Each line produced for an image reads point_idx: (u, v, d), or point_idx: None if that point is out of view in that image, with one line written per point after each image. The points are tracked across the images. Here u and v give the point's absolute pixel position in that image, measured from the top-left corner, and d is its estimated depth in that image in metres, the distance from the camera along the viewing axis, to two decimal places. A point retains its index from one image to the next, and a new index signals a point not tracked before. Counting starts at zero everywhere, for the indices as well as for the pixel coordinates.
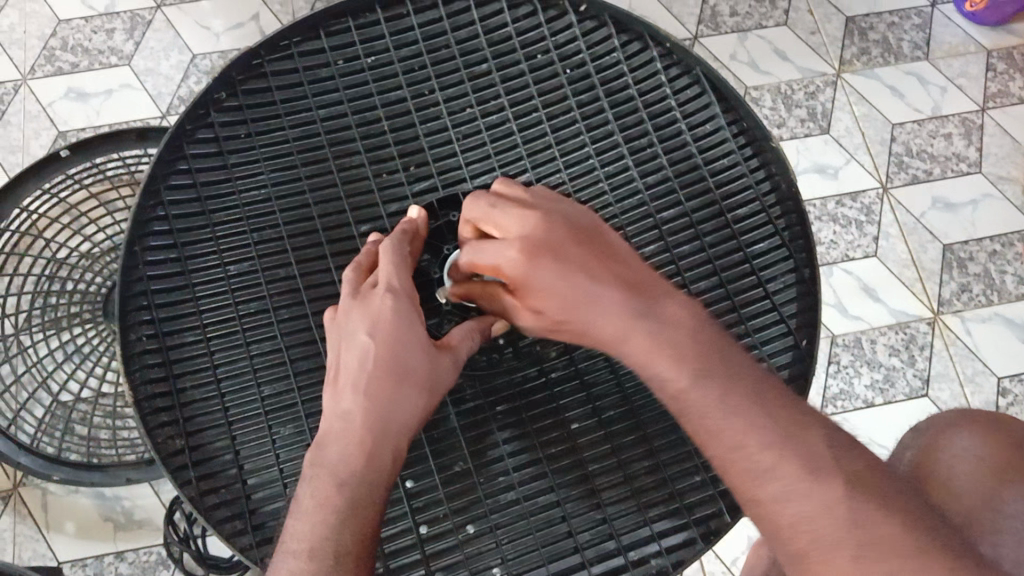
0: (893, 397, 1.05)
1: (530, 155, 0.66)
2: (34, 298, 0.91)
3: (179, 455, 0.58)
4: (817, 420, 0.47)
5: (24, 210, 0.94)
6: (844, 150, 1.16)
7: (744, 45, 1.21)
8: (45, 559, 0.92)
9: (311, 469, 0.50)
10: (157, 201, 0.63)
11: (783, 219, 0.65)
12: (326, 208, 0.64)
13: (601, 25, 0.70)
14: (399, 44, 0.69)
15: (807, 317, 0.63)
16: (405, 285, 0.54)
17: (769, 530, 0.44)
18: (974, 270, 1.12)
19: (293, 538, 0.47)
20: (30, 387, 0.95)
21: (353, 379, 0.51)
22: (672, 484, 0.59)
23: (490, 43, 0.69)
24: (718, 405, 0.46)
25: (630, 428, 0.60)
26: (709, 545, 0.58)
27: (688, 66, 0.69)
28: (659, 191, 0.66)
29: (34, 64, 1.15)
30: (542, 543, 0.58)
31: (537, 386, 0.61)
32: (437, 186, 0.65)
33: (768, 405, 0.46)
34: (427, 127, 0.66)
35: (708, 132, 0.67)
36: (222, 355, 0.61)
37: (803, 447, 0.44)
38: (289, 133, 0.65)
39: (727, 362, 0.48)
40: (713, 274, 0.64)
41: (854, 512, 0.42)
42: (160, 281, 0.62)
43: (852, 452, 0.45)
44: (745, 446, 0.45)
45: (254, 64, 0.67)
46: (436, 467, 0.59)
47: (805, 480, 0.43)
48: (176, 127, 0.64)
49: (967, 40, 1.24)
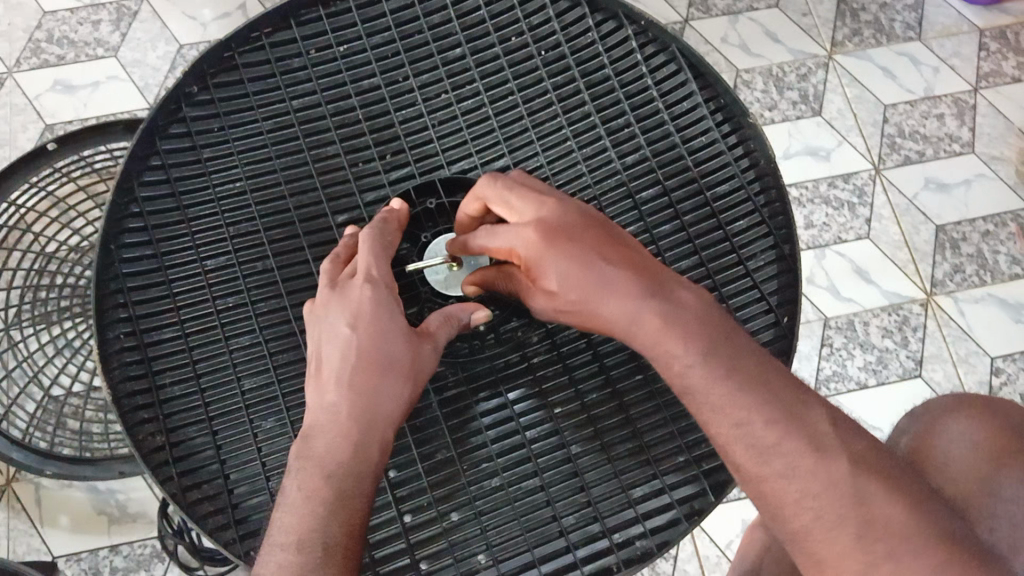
0: (886, 378, 1.05)
1: (506, 139, 0.66)
2: (24, 291, 0.91)
3: (160, 453, 0.58)
4: (819, 399, 0.48)
5: (14, 204, 0.94)
6: (836, 132, 1.16)
7: (735, 28, 1.20)
8: (40, 553, 0.92)
9: (297, 462, 0.49)
10: (130, 198, 0.62)
11: (763, 196, 0.65)
12: (302, 198, 0.63)
13: (575, 5, 0.69)
14: (370, 32, 0.68)
15: (789, 297, 0.63)
16: (385, 277, 0.54)
17: (771, 503, 0.45)
18: (967, 251, 1.11)
19: (282, 531, 0.47)
20: (22, 381, 0.95)
21: (336, 372, 0.51)
22: (656, 465, 0.59)
23: (462, 26, 0.69)
24: (725, 385, 0.46)
25: (614, 411, 0.60)
26: (693, 524, 0.58)
27: (665, 43, 0.68)
28: (639, 171, 0.65)
29: (20, 57, 1.14)
30: (527, 529, 0.57)
31: (519, 370, 0.61)
32: (414, 174, 0.65)
33: (774, 385, 0.47)
34: (401, 114, 0.66)
35: (686, 110, 0.67)
36: (201, 350, 0.60)
37: (807, 427, 0.46)
38: (262, 124, 0.65)
39: (736, 344, 0.48)
40: (695, 255, 0.63)
41: (858, 491, 0.44)
42: (137, 278, 0.61)
43: (854, 431, 0.47)
44: (750, 423, 0.45)
45: (224, 57, 0.66)
46: (419, 456, 0.59)
47: (808, 459, 0.45)
48: (148, 121, 0.63)
49: (959, 20, 1.23)
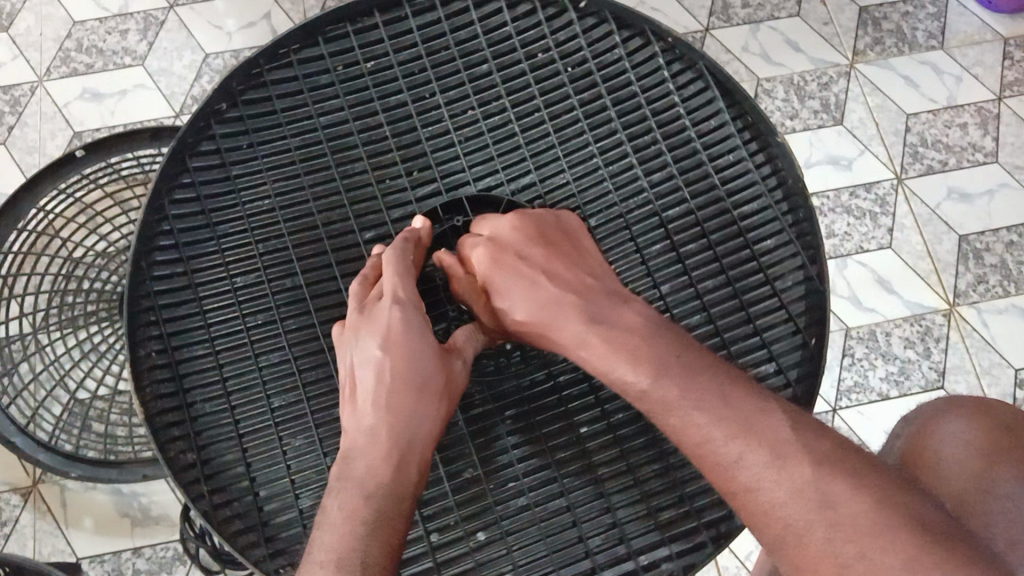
0: (908, 390, 1.04)
1: (532, 156, 0.66)
2: (51, 296, 0.92)
3: (191, 471, 0.59)
4: (782, 405, 0.49)
5: (42, 211, 0.95)
6: (858, 141, 1.15)
7: (756, 37, 1.20)
8: (64, 555, 0.93)
9: (337, 485, 0.50)
10: (160, 216, 0.63)
11: (791, 215, 0.65)
12: (330, 215, 0.64)
13: (602, 22, 0.69)
14: (398, 48, 0.69)
15: (817, 315, 0.62)
16: (413, 298, 0.56)
17: (753, 519, 0.46)
18: (991, 261, 1.10)
19: (321, 550, 0.47)
20: (49, 385, 0.97)
21: (372, 396, 0.52)
22: (683, 488, 0.59)
23: (490, 43, 0.69)
24: (681, 402, 0.49)
25: (639, 429, 0.60)
26: (720, 547, 0.57)
27: (691, 60, 0.68)
28: (664, 189, 0.65)
29: (50, 65, 1.16)
30: (553, 549, 0.58)
31: (546, 389, 0.61)
32: (440, 191, 0.65)
33: (733, 396, 0.48)
34: (429, 131, 0.67)
35: (713, 127, 0.67)
36: (231, 369, 0.61)
37: (766, 437, 0.46)
38: (291, 142, 0.66)
39: (688, 358, 0.51)
40: (722, 273, 0.64)
41: (821, 494, 0.44)
42: (168, 297, 0.62)
43: (820, 436, 0.47)
44: (710, 441, 0.47)
45: (252, 73, 0.67)
46: (446, 475, 0.59)
47: (771, 467, 0.45)
48: (178, 139, 0.64)
49: (983, 29, 1.22)
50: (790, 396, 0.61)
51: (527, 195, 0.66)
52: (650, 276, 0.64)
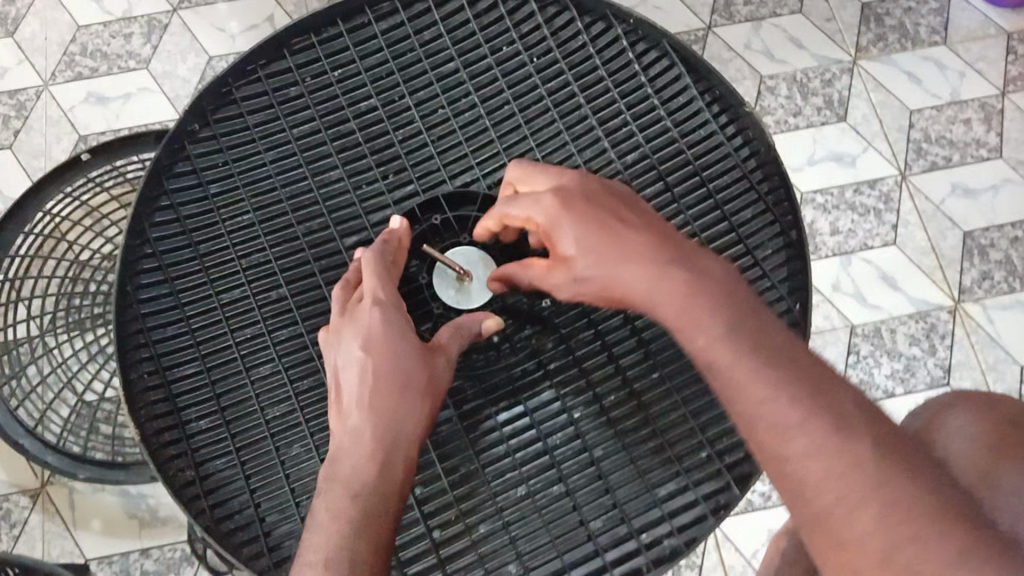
0: (913, 387, 1.04)
1: (506, 148, 0.66)
2: (57, 300, 0.93)
3: (191, 487, 0.59)
4: (846, 385, 0.48)
5: (47, 214, 0.96)
6: (861, 137, 1.15)
7: (759, 34, 1.20)
8: (73, 556, 0.94)
9: (324, 485, 0.50)
10: (143, 240, 0.64)
11: (767, 184, 0.65)
12: (311, 226, 0.65)
13: (563, 11, 0.69)
14: (364, 54, 0.69)
15: (801, 288, 0.63)
16: (392, 296, 0.56)
17: (793, 485, 0.44)
18: (996, 257, 1.10)
19: (309, 550, 0.47)
20: (56, 387, 0.97)
21: (356, 396, 0.52)
22: (679, 462, 0.59)
23: (454, 41, 0.69)
24: (749, 360, 0.47)
25: (633, 411, 0.60)
26: (719, 519, 0.58)
27: (655, 39, 0.68)
28: (639, 169, 0.65)
29: (55, 70, 1.17)
30: (555, 534, 0.58)
31: (536, 377, 0.61)
32: (417, 191, 0.66)
33: (800, 365, 0.47)
34: (402, 133, 0.67)
35: (681, 104, 0.67)
36: (222, 382, 0.62)
37: (830, 407, 0.45)
38: (266, 156, 0.66)
39: (761, 327, 0.49)
40: (702, 248, 0.64)
41: (879, 472, 0.43)
42: (155, 318, 0.63)
43: (879, 419, 0.46)
44: (774, 399, 0.45)
45: (223, 92, 0.67)
46: (442, 470, 0.59)
47: (831, 437, 0.44)
48: (153, 163, 0.65)
49: (986, 24, 1.22)
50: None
51: None
52: None
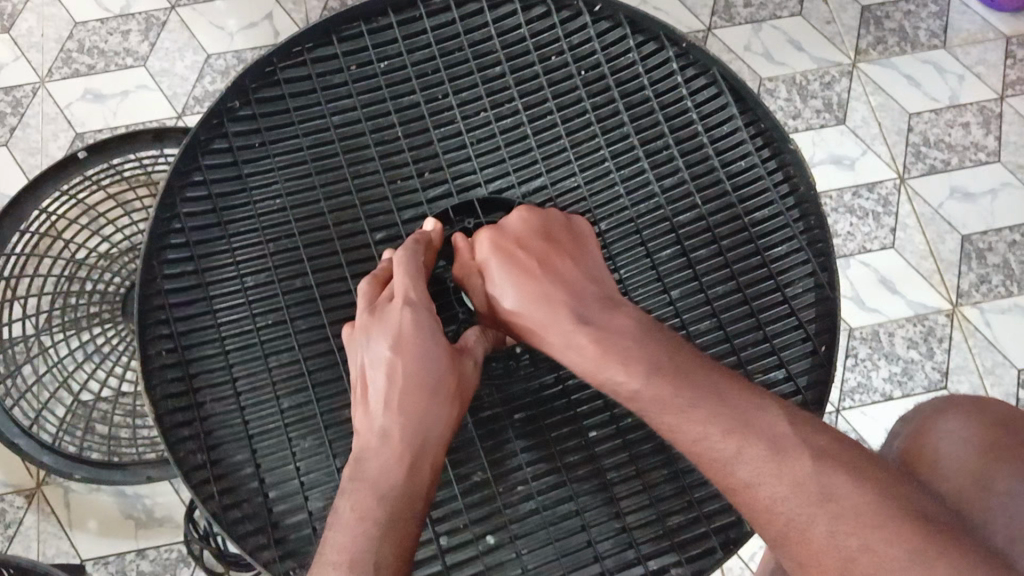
0: (911, 391, 1.05)
1: (544, 160, 0.66)
2: (53, 298, 0.92)
3: (200, 473, 0.58)
4: (779, 405, 0.50)
5: (43, 213, 0.95)
6: (860, 141, 1.15)
7: (758, 36, 1.20)
8: (68, 556, 0.93)
9: (349, 485, 0.50)
10: (173, 214, 0.63)
11: (802, 222, 0.65)
12: (340, 216, 0.64)
13: (616, 25, 0.69)
14: (412, 48, 0.68)
15: (829, 324, 0.63)
16: (423, 300, 0.56)
17: (755, 513, 0.47)
18: (994, 261, 1.10)
19: (333, 549, 0.46)
20: (52, 386, 0.97)
21: (384, 397, 0.52)
22: (691, 492, 0.59)
23: (503, 44, 0.69)
24: (675, 400, 0.50)
25: (649, 436, 0.60)
26: (728, 553, 0.58)
27: (706, 66, 0.68)
28: (677, 194, 0.65)
29: (51, 67, 1.16)
30: (562, 553, 0.58)
31: (554, 393, 0.61)
32: (452, 192, 0.65)
33: (726, 395, 0.50)
34: (441, 132, 0.66)
35: (726, 133, 0.67)
36: (242, 368, 0.61)
37: (761, 431, 0.48)
38: (303, 141, 0.65)
39: (682, 360, 0.52)
40: (733, 280, 0.64)
41: (819, 487, 0.45)
42: (178, 294, 0.62)
43: (817, 434, 0.48)
44: (706, 436, 0.48)
45: (266, 71, 0.66)
46: (455, 478, 0.59)
47: (769, 462, 0.47)
48: (191, 137, 0.64)
49: (985, 27, 1.22)
50: (800, 401, 0.61)
51: (538, 198, 0.66)
52: (661, 280, 0.64)
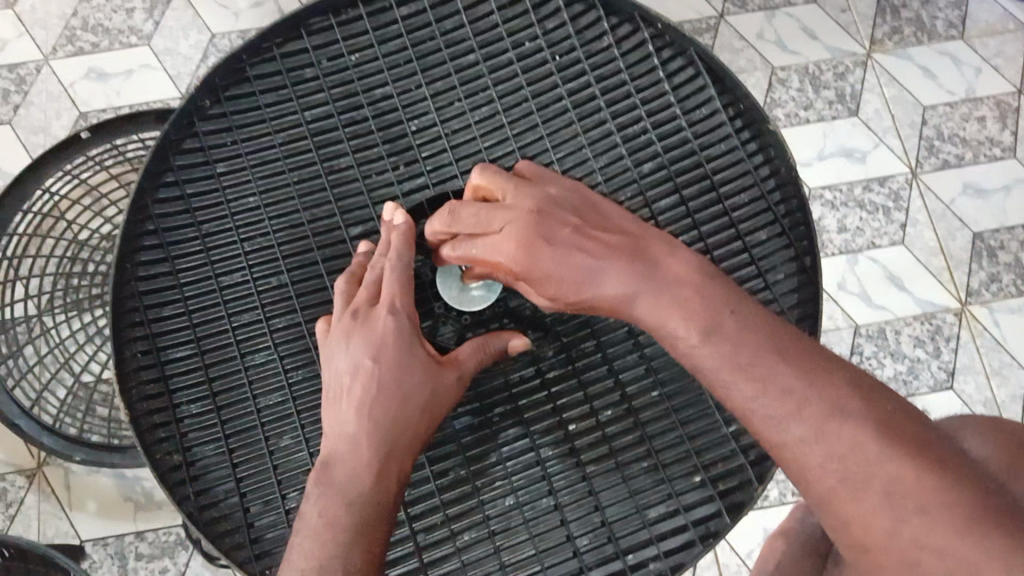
0: (916, 390, 1.03)
1: (521, 147, 0.65)
2: (54, 280, 0.92)
3: (178, 472, 0.59)
4: (834, 361, 0.47)
5: (46, 193, 0.94)
6: (872, 133, 1.13)
7: (771, 24, 1.18)
8: (67, 537, 0.94)
9: (317, 488, 0.49)
10: (145, 217, 0.63)
11: (783, 205, 0.64)
12: (316, 212, 0.63)
13: (589, 9, 0.68)
14: (383, 39, 0.67)
15: (811, 311, 0.62)
16: (409, 305, 0.54)
17: (797, 472, 0.45)
18: (1005, 259, 1.09)
19: (301, 556, 0.47)
20: (54, 368, 0.97)
21: (356, 399, 0.50)
22: (672, 486, 0.59)
23: (476, 32, 0.67)
24: (733, 356, 0.46)
25: (630, 430, 0.60)
26: (708, 546, 0.57)
27: (682, 46, 0.67)
28: (655, 181, 0.64)
29: (55, 44, 1.15)
30: (540, 548, 0.57)
31: (534, 387, 0.60)
32: (427, 184, 0.64)
33: (784, 351, 0.46)
34: (416, 122, 0.65)
35: (704, 116, 0.66)
36: (217, 368, 0.61)
37: (822, 390, 0.44)
38: (276, 137, 0.65)
39: (738, 307, 0.47)
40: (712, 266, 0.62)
41: (879, 450, 0.43)
42: (151, 296, 0.62)
43: (874, 395, 0.45)
44: (761, 396, 0.45)
45: (236, 70, 0.66)
46: (432, 473, 0.59)
47: (827, 424, 0.44)
48: (161, 139, 0.63)
49: (1005, 18, 1.20)
50: None
51: None
52: None
